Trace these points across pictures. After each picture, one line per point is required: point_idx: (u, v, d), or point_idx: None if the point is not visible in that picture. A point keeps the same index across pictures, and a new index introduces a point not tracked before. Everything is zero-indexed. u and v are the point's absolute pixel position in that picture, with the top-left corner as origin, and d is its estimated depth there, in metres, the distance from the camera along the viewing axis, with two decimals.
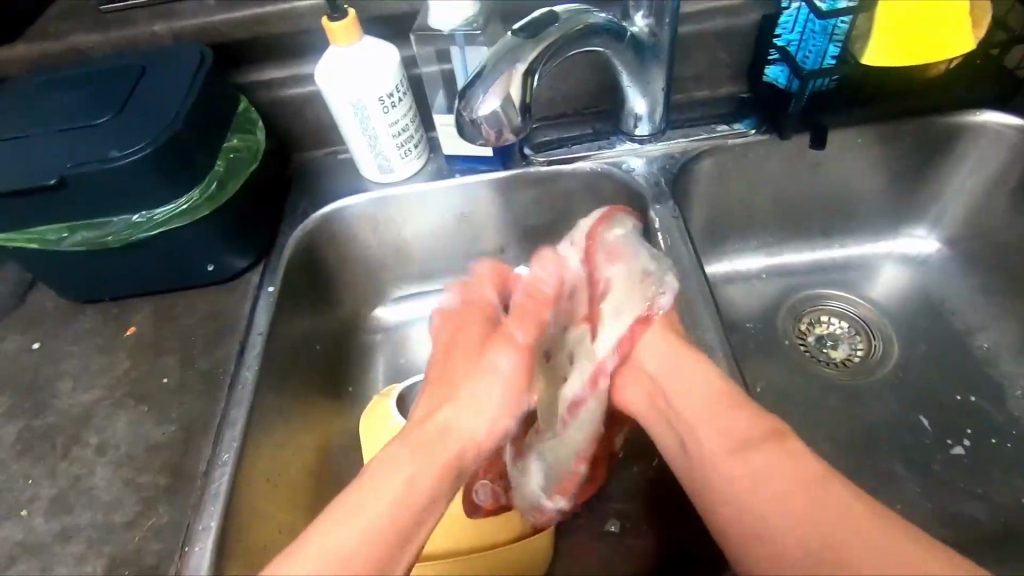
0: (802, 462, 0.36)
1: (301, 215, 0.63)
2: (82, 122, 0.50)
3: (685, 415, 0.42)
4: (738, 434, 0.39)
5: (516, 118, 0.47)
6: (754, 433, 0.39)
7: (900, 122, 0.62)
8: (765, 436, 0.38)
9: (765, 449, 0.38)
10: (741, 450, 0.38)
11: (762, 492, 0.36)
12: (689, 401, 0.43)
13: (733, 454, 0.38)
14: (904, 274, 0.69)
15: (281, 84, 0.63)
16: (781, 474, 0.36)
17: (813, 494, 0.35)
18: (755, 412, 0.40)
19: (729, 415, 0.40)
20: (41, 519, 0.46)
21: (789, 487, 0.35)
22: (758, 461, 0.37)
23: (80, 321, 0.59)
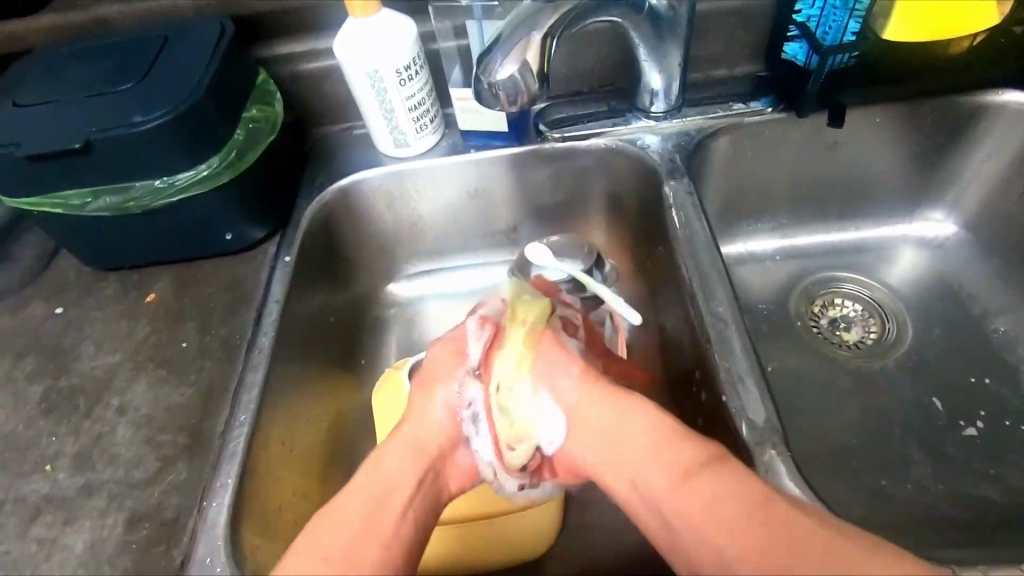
0: (746, 480, 0.36)
1: (318, 188, 0.64)
2: (108, 89, 0.51)
3: (631, 454, 0.41)
4: (680, 465, 0.38)
5: (534, 84, 0.47)
6: (692, 463, 0.38)
7: (921, 101, 0.62)
8: (704, 461, 0.38)
9: (704, 476, 0.37)
10: (687, 480, 0.37)
11: (719, 517, 0.34)
12: (632, 437, 0.41)
13: (680, 486, 0.37)
14: (921, 257, 0.69)
15: (300, 57, 0.64)
16: (725, 498, 0.35)
17: (764, 518, 0.34)
18: (698, 441, 0.39)
19: (668, 445, 0.39)
20: (65, 474, 0.48)
21: (749, 508, 0.34)
22: (706, 487, 0.36)
23: (103, 288, 0.60)
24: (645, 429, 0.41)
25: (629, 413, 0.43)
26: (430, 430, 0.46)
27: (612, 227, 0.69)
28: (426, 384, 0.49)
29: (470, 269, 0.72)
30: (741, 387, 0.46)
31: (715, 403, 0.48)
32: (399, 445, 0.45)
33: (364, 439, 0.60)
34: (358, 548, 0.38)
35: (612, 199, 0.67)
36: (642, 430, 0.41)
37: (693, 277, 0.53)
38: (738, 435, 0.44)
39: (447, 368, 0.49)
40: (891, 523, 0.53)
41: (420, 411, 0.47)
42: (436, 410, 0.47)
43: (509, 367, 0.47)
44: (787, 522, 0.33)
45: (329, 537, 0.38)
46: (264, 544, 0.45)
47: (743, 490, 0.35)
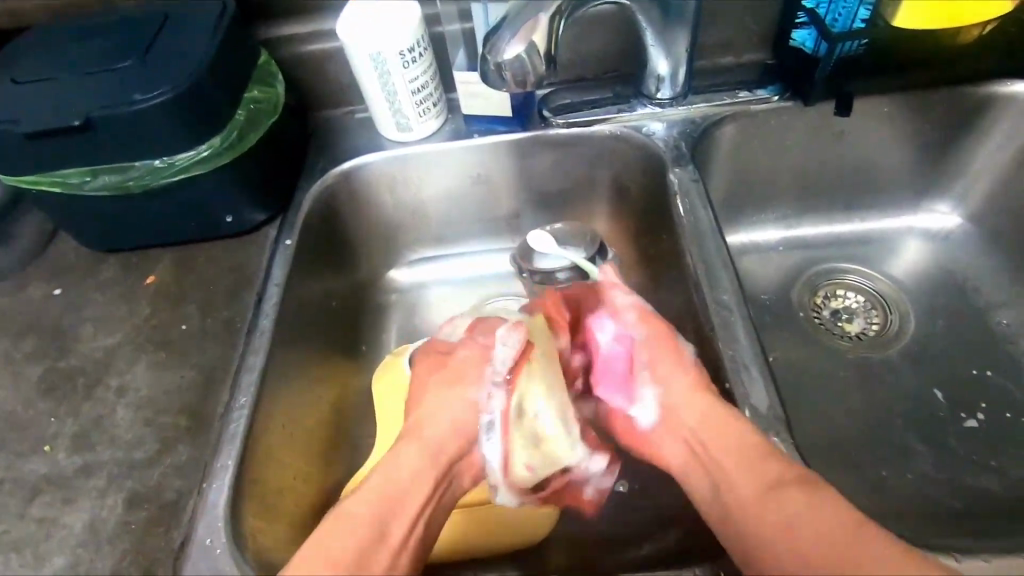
0: (836, 505, 0.35)
1: (319, 171, 0.64)
2: (108, 66, 0.50)
3: (720, 459, 0.41)
4: (770, 474, 0.38)
5: (541, 66, 0.47)
6: (783, 476, 0.38)
7: (929, 90, 0.61)
8: (797, 478, 0.37)
9: (793, 489, 0.36)
10: (773, 490, 0.37)
11: (798, 531, 0.34)
12: (720, 445, 0.41)
13: (766, 493, 0.37)
14: (925, 249, 0.68)
15: (302, 39, 0.63)
16: (819, 517, 0.34)
17: (848, 541, 0.33)
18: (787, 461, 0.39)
19: (756, 453, 0.39)
20: (64, 454, 0.47)
21: (835, 528, 0.34)
22: (794, 503, 0.36)
23: (102, 270, 0.60)
24: (732, 434, 0.41)
25: (717, 416, 0.43)
26: (443, 438, 0.46)
27: (616, 216, 0.68)
28: (449, 383, 0.49)
29: (471, 255, 0.72)
30: (745, 375, 0.46)
31: (718, 390, 0.48)
32: (409, 449, 0.44)
33: (364, 424, 0.60)
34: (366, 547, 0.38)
35: (616, 187, 0.66)
36: (731, 434, 0.41)
37: (698, 265, 0.53)
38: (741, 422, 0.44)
39: (475, 371, 0.49)
40: (891, 514, 0.53)
41: (430, 416, 0.47)
42: (455, 413, 0.47)
43: (541, 389, 0.48)
44: (872, 549, 0.32)
45: (340, 536, 0.38)
46: (265, 526, 0.45)
47: (830, 510, 0.35)
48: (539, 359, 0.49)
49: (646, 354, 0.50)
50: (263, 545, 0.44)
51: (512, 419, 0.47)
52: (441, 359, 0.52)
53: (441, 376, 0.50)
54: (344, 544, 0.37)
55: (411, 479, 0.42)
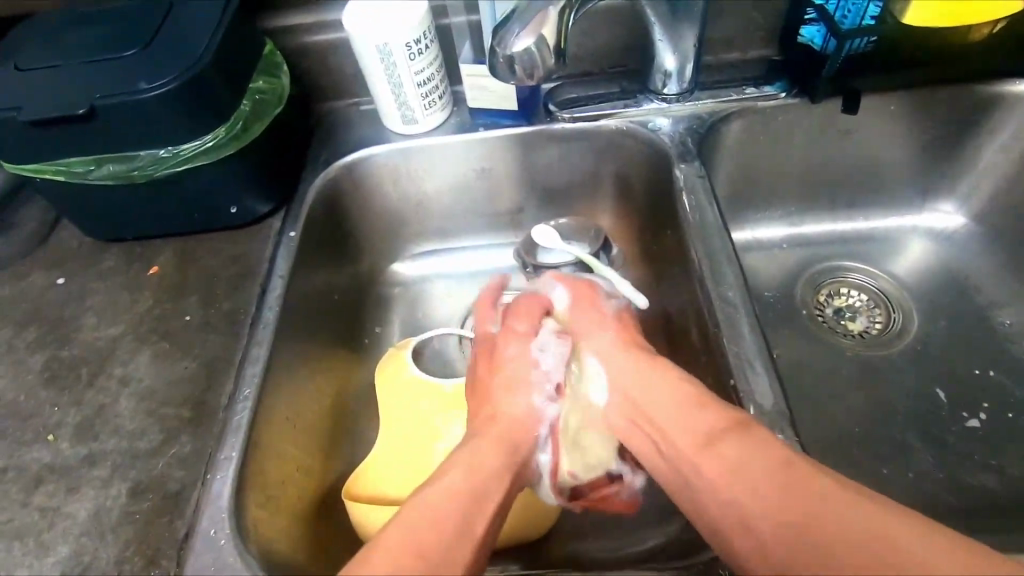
0: (770, 448, 0.36)
1: (324, 163, 0.63)
2: (112, 55, 0.50)
3: (661, 423, 0.42)
4: (705, 429, 0.39)
5: (551, 59, 0.46)
6: (718, 428, 0.39)
7: (937, 89, 0.61)
8: (729, 426, 0.38)
9: (728, 439, 0.38)
10: (712, 444, 0.38)
11: (738, 477, 0.36)
12: (661, 410, 0.43)
13: (705, 449, 0.38)
14: (928, 249, 0.68)
15: (307, 29, 0.63)
16: (754, 461, 0.36)
17: (781, 481, 0.34)
18: (720, 407, 0.40)
19: (695, 409, 0.41)
20: (67, 444, 0.47)
21: (771, 471, 0.35)
22: (730, 452, 0.37)
23: (105, 259, 0.60)
24: (671, 395, 0.43)
25: (659, 381, 0.44)
26: (508, 436, 0.45)
27: (620, 212, 0.68)
28: (508, 385, 0.49)
29: (474, 250, 0.71)
30: (750, 373, 0.46)
31: (723, 387, 0.48)
32: (479, 446, 0.44)
33: (366, 417, 0.60)
34: (447, 536, 0.36)
35: (621, 183, 0.66)
36: (669, 398, 0.43)
37: (703, 261, 0.52)
38: None
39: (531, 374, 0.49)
40: None
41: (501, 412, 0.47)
42: (517, 416, 0.47)
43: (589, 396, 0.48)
44: (806, 485, 0.34)
45: (416, 520, 0.37)
46: (268, 518, 0.45)
47: (764, 454, 0.36)
48: (579, 363, 0.50)
49: (609, 343, 0.50)
50: (266, 536, 0.44)
51: (566, 428, 0.48)
52: (495, 356, 0.52)
53: (502, 376, 0.50)
54: (420, 529, 0.36)
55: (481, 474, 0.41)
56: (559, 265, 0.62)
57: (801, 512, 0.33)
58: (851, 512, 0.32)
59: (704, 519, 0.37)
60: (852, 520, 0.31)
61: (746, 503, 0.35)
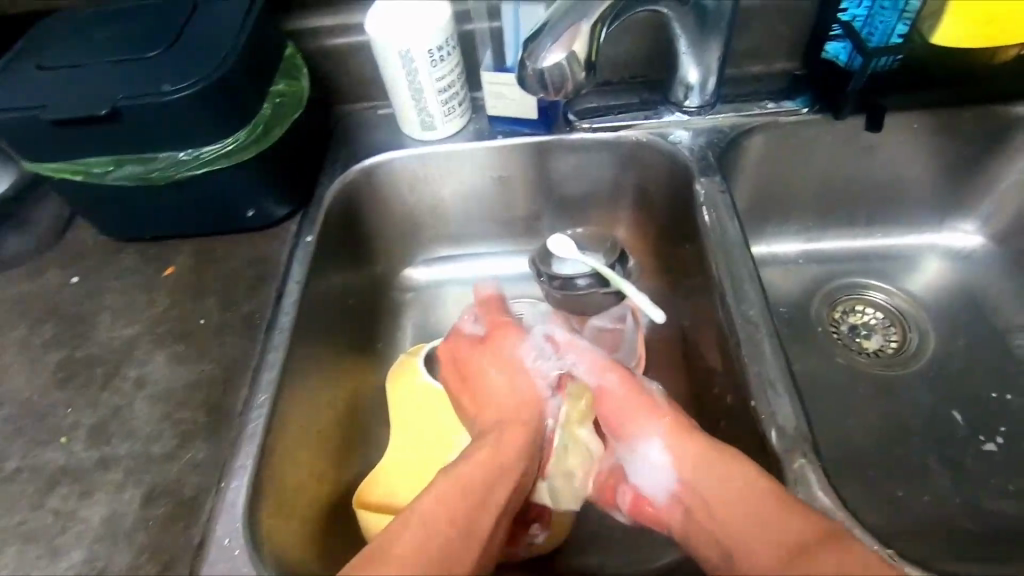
0: (880, 572, 0.34)
1: (341, 166, 0.63)
2: (136, 55, 0.49)
3: (728, 519, 0.40)
4: (796, 540, 0.37)
5: (580, 73, 0.46)
6: (809, 541, 0.36)
7: (961, 108, 0.60)
8: (820, 537, 0.36)
9: (823, 556, 0.35)
10: (806, 558, 0.36)
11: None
12: (724, 499, 0.41)
13: (797, 563, 0.36)
14: (946, 268, 0.68)
15: (328, 32, 0.62)
16: None
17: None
18: (801, 508, 0.38)
19: (777, 519, 0.38)
20: (81, 446, 0.47)
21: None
22: (827, 567, 0.35)
23: (120, 259, 0.59)
24: (733, 490, 0.40)
25: (730, 467, 0.42)
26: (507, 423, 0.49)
27: (637, 222, 0.68)
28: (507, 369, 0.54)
29: (487, 256, 0.71)
30: (771, 394, 0.45)
31: (742, 405, 0.48)
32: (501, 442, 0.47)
33: (378, 424, 0.60)
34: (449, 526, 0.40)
35: (639, 193, 0.66)
36: (737, 491, 0.41)
37: (723, 277, 0.52)
38: (767, 441, 0.44)
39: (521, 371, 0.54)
40: (907, 534, 0.52)
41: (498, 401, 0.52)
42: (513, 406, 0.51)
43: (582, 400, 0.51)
44: None
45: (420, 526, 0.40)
46: (282, 527, 0.45)
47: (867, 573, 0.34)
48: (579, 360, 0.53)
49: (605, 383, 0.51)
50: (280, 544, 0.44)
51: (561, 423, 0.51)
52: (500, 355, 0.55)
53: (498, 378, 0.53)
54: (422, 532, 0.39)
55: (482, 471, 0.44)
56: (577, 278, 0.61)
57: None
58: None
59: None
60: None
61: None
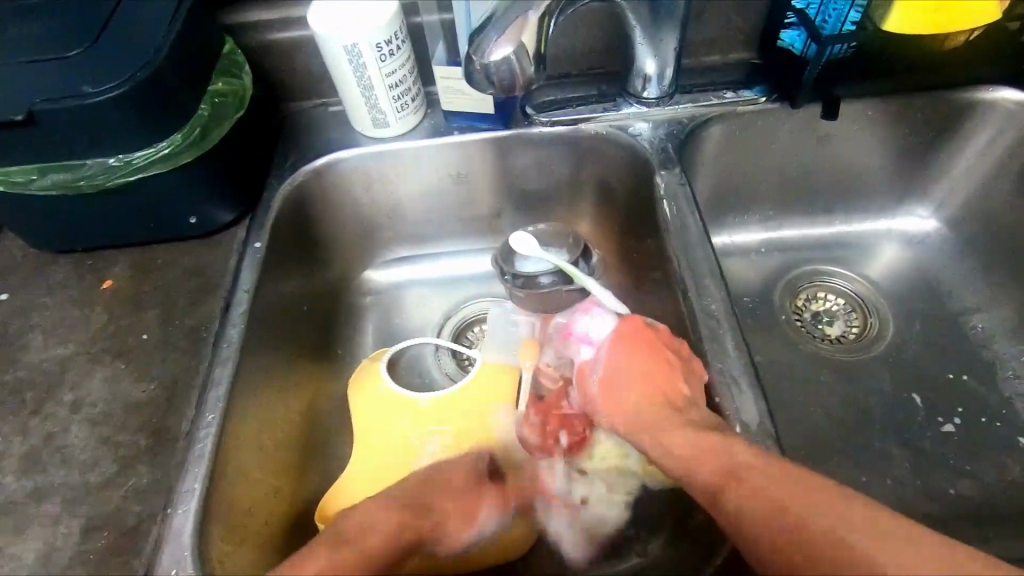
0: (776, 484, 0.34)
1: (291, 168, 0.60)
2: (54, 55, 0.46)
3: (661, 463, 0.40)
4: (705, 481, 0.36)
5: (530, 67, 0.45)
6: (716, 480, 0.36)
7: (913, 96, 0.61)
8: (727, 469, 0.36)
9: (724, 485, 0.35)
10: (716, 497, 0.35)
11: (758, 528, 0.33)
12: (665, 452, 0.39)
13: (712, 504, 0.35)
14: (902, 253, 0.69)
15: (271, 26, 0.59)
16: (763, 501, 0.33)
17: (781, 516, 0.32)
18: (718, 441, 0.38)
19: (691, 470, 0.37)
20: (12, 478, 0.44)
21: (773, 510, 0.33)
22: (740, 499, 0.34)
23: (52, 272, 0.56)
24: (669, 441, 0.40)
25: (670, 418, 0.41)
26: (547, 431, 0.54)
27: (599, 216, 0.67)
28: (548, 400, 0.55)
29: (449, 255, 0.69)
30: (735, 389, 0.45)
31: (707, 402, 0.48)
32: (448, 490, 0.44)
33: (339, 434, 0.57)
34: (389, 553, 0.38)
35: (601, 187, 0.65)
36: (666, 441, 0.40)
37: (685, 272, 0.51)
38: None
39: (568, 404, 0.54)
40: None
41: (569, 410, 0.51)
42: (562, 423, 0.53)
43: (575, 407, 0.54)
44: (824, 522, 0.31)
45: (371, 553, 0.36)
46: (235, 551, 0.43)
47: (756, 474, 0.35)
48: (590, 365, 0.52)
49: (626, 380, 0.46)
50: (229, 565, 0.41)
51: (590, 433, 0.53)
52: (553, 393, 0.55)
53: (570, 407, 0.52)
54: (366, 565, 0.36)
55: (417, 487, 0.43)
56: (539, 275, 0.60)
57: (812, 529, 0.31)
58: (864, 530, 0.31)
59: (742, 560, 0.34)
60: (848, 517, 0.31)
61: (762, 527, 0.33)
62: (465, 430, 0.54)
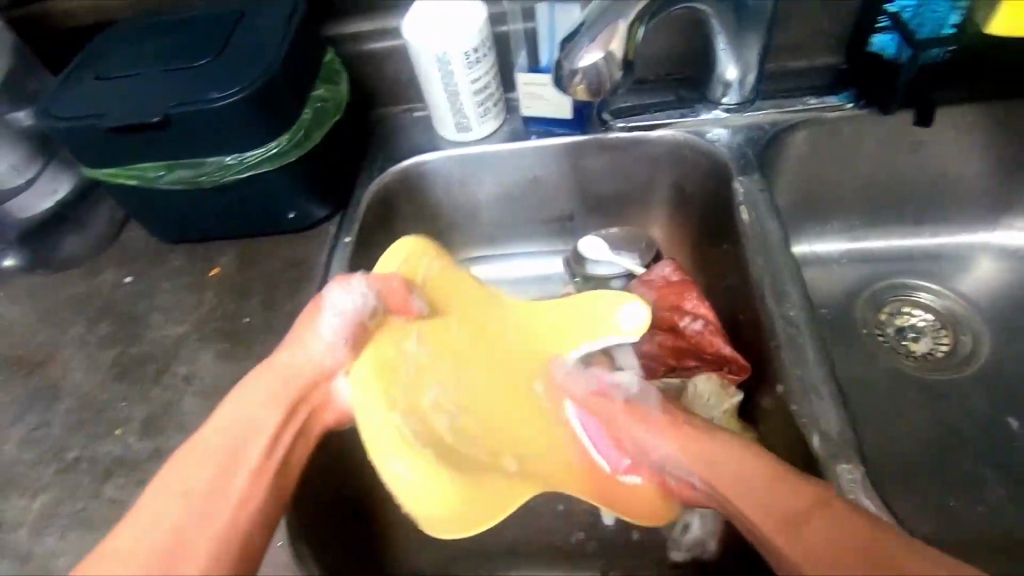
0: (857, 526, 0.34)
1: (379, 169, 0.64)
2: (185, 64, 0.51)
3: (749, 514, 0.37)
4: (784, 510, 0.36)
5: (616, 73, 0.46)
6: (795, 509, 0.36)
7: (1020, 101, 0.58)
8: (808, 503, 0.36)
9: (813, 520, 0.35)
10: (790, 525, 0.35)
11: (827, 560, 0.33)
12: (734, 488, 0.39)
13: (789, 529, 0.35)
14: (1001, 269, 0.65)
15: (366, 36, 0.64)
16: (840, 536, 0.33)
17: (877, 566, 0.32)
18: (800, 482, 0.37)
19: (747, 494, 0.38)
20: (135, 438, 0.50)
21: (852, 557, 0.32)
22: (817, 533, 0.34)
23: (169, 259, 0.62)
24: (760, 493, 0.38)
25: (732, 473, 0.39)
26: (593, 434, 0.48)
27: (672, 221, 0.67)
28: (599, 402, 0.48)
29: (521, 257, 0.71)
30: (814, 397, 0.44)
31: (783, 413, 0.47)
32: (272, 397, 0.42)
33: None
34: (211, 486, 0.37)
35: (676, 192, 0.65)
36: (749, 483, 0.38)
37: (763, 277, 0.51)
38: (809, 447, 0.43)
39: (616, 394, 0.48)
40: (961, 545, 0.51)
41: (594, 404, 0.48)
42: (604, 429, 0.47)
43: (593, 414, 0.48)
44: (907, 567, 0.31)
45: (250, 403, 0.41)
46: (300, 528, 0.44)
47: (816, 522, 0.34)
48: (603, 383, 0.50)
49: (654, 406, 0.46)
50: (315, 538, 0.45)
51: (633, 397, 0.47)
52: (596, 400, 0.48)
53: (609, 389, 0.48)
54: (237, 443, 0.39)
55: (257, 401, 0.41)
56: (613, 278, 0.62)
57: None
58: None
59: None
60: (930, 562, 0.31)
61: None
62: (462, 358, 0.49)
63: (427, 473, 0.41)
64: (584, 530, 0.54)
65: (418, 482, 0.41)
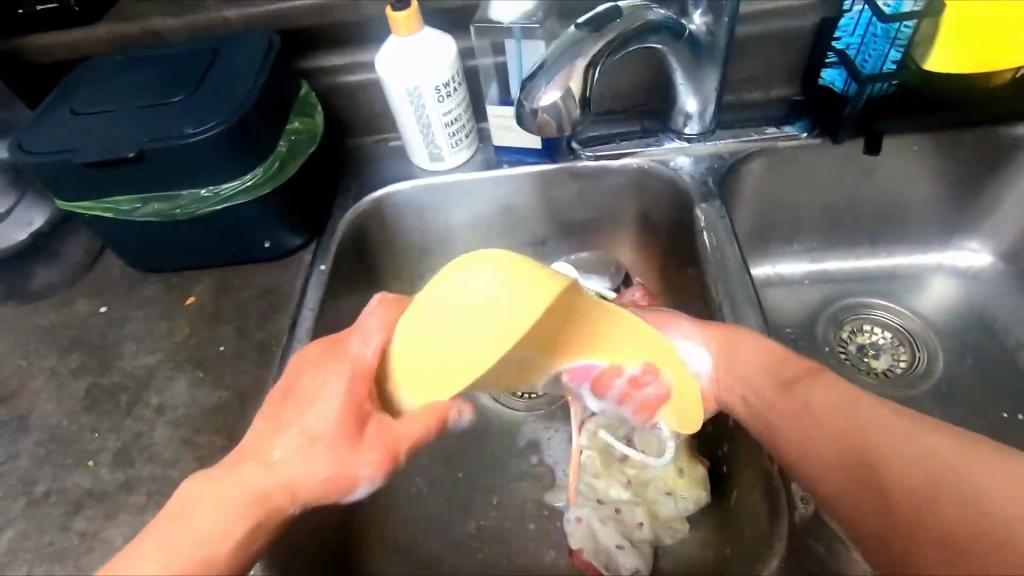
0: (841, 386, 0.41)
1: (353, 198, 0.66)
2: (161, 101, 0.53)
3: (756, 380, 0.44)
4: (785, 373, 0.43)
5: (576, 111, 0.48)
6: (793, 374, 0.43)
7: (960, 131, 0.61)
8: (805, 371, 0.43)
9: (804, 383, 0.42)
10: (789, 386, 0.42)
11: (821, 412, 0.40)
12: (748, 362, 0.44)
13: (784, 390, 0.42)
14: (954, 288, 0.68)
15: (340, 70, 0.66)
16: (834, 398, 0.40)
17: (852, 413, 0.39)
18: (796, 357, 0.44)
19: (779, 366, 0.43)
20: (106, 469, 0.50)
21: (841, 405, 0.40)
22: (811, 393, 0.41)
23: (143, 288, 0.62)
24: (761, 359, 0.44)
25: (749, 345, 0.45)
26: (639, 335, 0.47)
27: (640, 245, 0.69)
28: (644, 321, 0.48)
29: None
30: None
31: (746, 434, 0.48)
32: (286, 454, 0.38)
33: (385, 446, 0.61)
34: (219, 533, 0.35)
35: (643, 218, 0.67)
36: (756, 358, 0.44)
37: (723, 300, 0.53)
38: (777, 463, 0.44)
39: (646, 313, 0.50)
40: None
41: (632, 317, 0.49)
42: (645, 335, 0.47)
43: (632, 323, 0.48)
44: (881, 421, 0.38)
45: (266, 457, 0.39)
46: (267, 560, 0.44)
47: (870, 419, 0.38)
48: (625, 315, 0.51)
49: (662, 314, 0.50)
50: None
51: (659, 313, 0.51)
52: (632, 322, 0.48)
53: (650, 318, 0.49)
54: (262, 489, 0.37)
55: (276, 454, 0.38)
56: None
57: (883, 432, 0.37)
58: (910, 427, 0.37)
59: (807, 457, 0.40)
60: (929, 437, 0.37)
61: (819, 439, 0.39)
62: None
63: (507, 280, 0.39)
64: (556, 550, 0.54)
65: (497, 290, 0.39)
